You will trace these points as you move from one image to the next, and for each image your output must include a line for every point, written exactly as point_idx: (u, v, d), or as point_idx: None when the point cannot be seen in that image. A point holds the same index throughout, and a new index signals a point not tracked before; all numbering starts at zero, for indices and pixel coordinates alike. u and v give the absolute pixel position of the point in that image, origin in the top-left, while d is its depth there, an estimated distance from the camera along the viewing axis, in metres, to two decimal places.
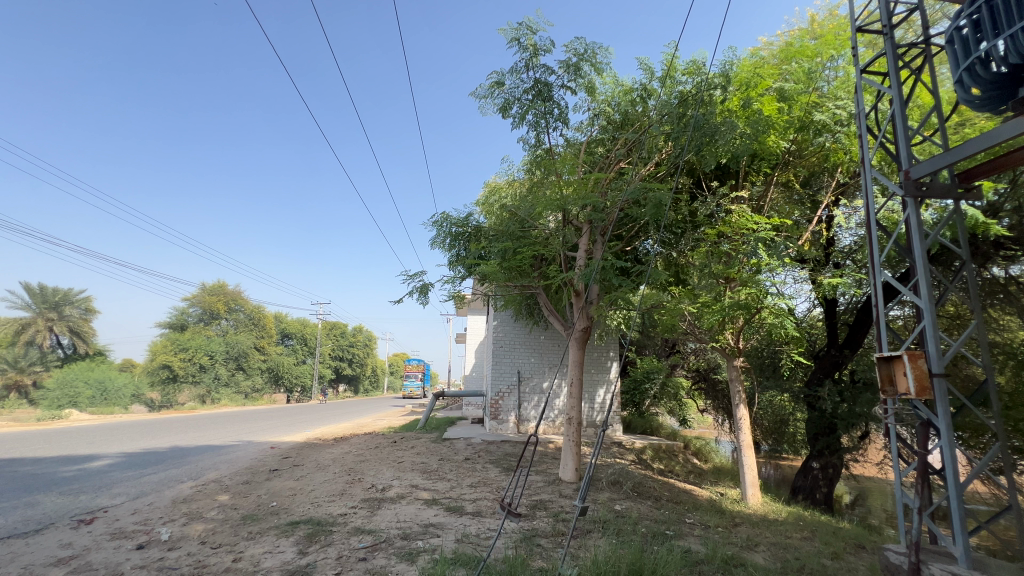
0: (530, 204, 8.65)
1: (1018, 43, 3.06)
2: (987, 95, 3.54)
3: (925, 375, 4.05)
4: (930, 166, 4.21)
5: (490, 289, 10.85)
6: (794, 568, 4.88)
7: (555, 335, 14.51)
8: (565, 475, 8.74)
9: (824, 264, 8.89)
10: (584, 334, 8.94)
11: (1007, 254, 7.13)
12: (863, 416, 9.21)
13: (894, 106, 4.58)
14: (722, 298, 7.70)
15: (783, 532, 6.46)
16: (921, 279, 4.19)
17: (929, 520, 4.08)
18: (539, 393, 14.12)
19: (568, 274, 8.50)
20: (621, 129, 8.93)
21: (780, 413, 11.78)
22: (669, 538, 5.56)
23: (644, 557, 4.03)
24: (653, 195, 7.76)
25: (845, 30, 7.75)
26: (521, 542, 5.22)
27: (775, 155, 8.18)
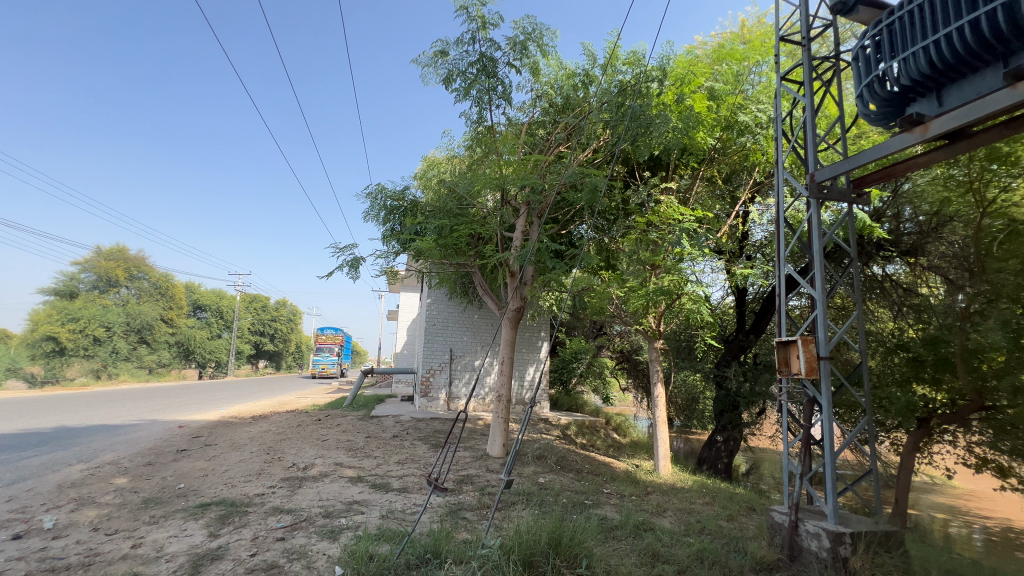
0: (470, 181, 8.58)
1: (915, 63, 3.39)
2: (882, 111, 3.92)
3: (814, 358, 4.56)
4: (830, 171, 4.64)
5: (425, 266, 10.69)
6: (695, 530, 5.39)
7: (488, 314, 14.59)
8: (493, 451, 8.94)
9: (738, 256, 9.47)
10: (517, 314, 9.11)
11: (886, 255, 8.20)
12: (762, 394, 10.28)
13: (806, 113, 5.01)
14: (647, 283, 8.14)
15: (689, 498, 7.11)
16: (817, 273, 4.68)
17: (808, 484, 4.65)
18: (471, 370, 14.21)
19: (504, 254, 8.57)
20: (562, 113, 9.06)
21: (693, 391, 12.77)
22: (588, 507, 5.92)
23: (565, 526, 4.18)
24: (590, 180, 8.02)
25: (770, 38, 8.34)
26: (446, 516, 5.30)
27: (702, 151, 8.70)
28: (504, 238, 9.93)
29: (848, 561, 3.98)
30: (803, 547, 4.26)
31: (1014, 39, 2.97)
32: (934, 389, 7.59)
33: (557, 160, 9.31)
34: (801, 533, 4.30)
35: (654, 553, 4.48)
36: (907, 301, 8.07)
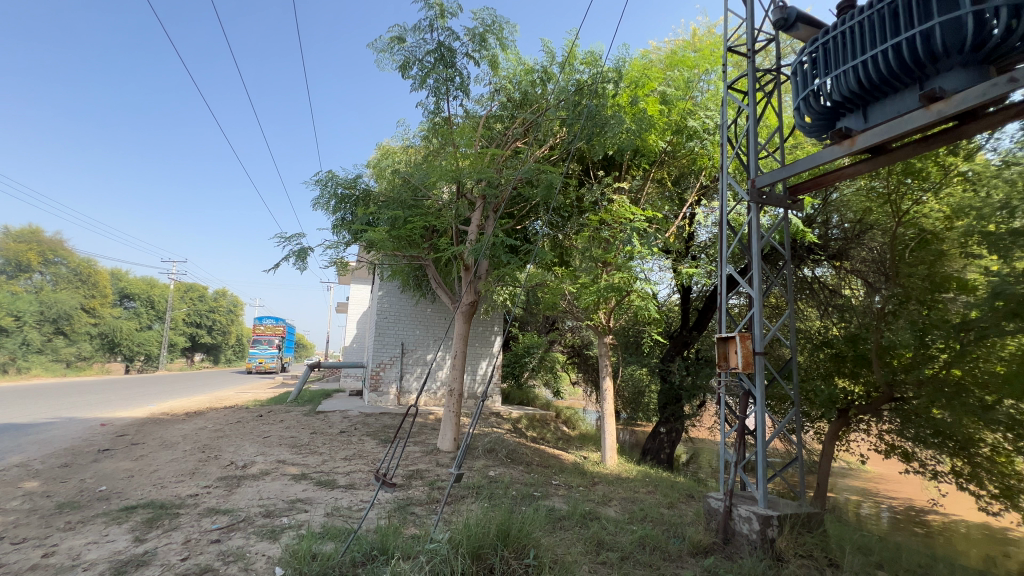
0: (425, 172, 8.44)
1: (848, 81, 3.64)
2: (816, 123, 4.20)
3: (750, 353, 4.85)
4: (770, 178, 4.94)
5: (378, 258, 10.42)
6: (638, 517, 5.62)
7: (442, 307, 14.46)
8: (443, 445, 8.89)
9: (684, 256, 9.92)
10: (471, 308, 9.11)
11: (815, 258, 8.88)
12: (702, 387, 10.73)
13: (750, 122, 5.28)
14: (599, 280, 8.34)
15: (633, 487, 7.39)
16: (755, 274, 4.97)
17: (742, 471, 4.95)
18: (423, 364, 14.04)
19: (459, 248, 8.50)
20: (520, 108, 9.08)
21: (639, 385, 13.24)
22: (537, 498, 6.01)
23: (514, 518, 4.22)
24: (546, 177, 8.12)
25: (719, 48, 8.72)
26: (394, 511, 5.22)
27: (653, 153, 9.00)
28: (459, 232, 9.85)
29: (775, 541, 4.27)
30: (736, 530, 4.53)
31: (930, 64, 3.30)
32: (852, 382, 8.28)
33: (514, 155, 9.33)
34: (734, 517, 4.57)
35: (598, 542, 4.63)
36: (832, 301, 8.75)
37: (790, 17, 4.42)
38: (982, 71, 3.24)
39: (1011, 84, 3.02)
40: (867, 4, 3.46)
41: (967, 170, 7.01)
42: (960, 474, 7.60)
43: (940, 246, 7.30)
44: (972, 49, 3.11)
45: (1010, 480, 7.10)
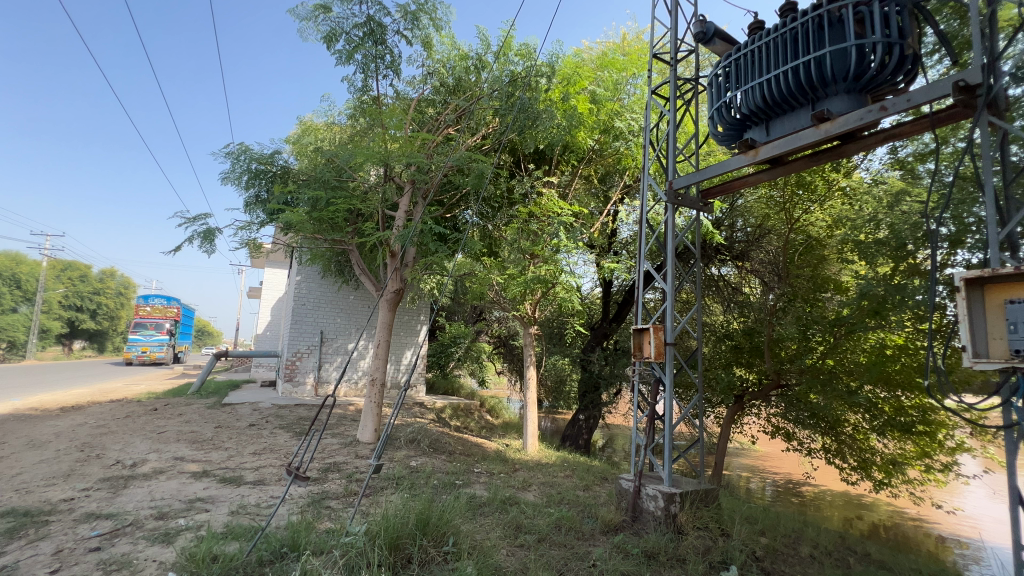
0: (350, 152, 8.02)
1: (755, 96, 4.00)
2: (727, 133, 4.55)
3: (662, 343, 5.19)
4: (686, 181, 5.30)
5: (296, 240, 9.77)
6: (555, 500, 5.85)
7: (365, 295, 13.95)
8: (363, 436, 8.62)
9: (607, 251, 10.37)
10: (397, 296, 8.86)
11: (722, 258, 9.71)
12: (619, 376, 11.41)
13: (670, 127, 5.60)
14: (526, 272, 8.47)
15: (552, 472, 7.68)
16: (670, 270, 5.30)
17: (651, 454, 5.31)
18: (343, 353, 13.47)
19: (385, 233, 8.20)
20: (452, 94, 8.94)
21: (561, 374, 13.72)
22: (458, 487, 6.04)
23: (434, 507, 4.19)
24: (477, 166, 8.09)
25: (646, 54, 9.13)
26: (307, 506, 4.98)
27: (582, 150, 9.26)
28: (385, 217, 9.51)
29: (676, 516, 4.65)
30: (643, 508, 4.86)
31: (821, 87, 3.70)
32: (747, 371, 9.18)
33: (445, 141, 9.15)
34: (643, 496, 4.89)
35: (517, 526, 4.76)
36: (734, 297, 9.64)
37: (708, 32, 4.73)
38: (860, 99, 3.70)
39: (882, 112, 3.48)
40: (775, 27, 3.83)
41: (846, 185, 7.99)
42: (828, 449, 8.78)
43: (822, 251, 8.38)
44: (853, 78, 3.55)
45: (866, 454, 8.37)
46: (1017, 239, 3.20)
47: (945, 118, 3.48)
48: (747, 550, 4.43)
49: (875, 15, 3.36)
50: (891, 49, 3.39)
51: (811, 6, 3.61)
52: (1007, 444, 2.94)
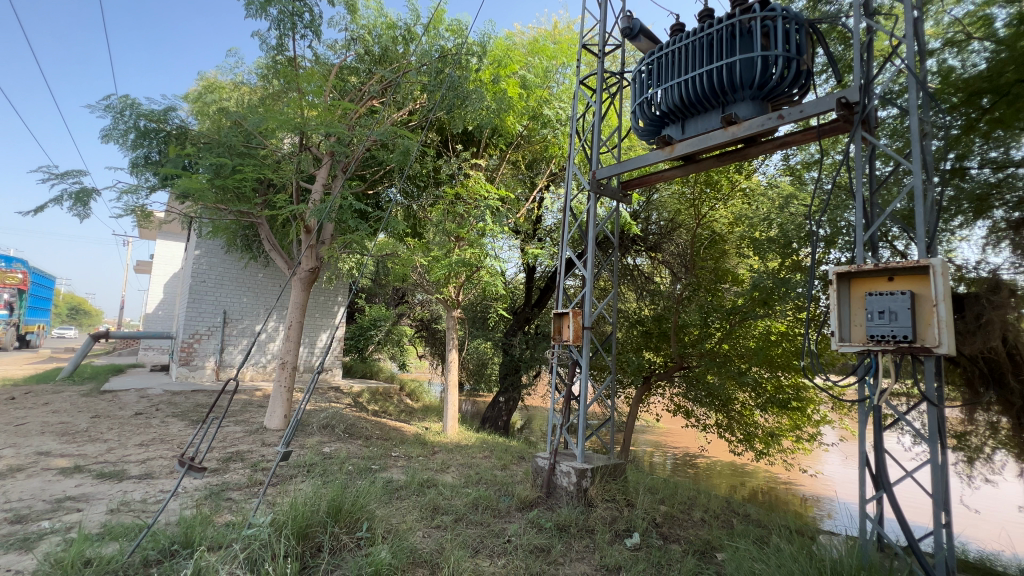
0: (260, 116, 7.31)
1: (673, 95, 4.22)
2: (647, 129, 4.75)
3: (580, 327, 5.41)
4: (608, 172, 5.50)
5: (194, 210, 8.80)
6: (473, 481, 5.92)
7: (276, 272, 13.00)
8: (271, 423, 8.09)
9: (531, 237, 10.52)
10: (312, 276, 8.35)
11: (637, 248, 10.26)
12: (538, 359, 11.73)
13: (595, 118, 5.77)
14: (451, 254, 8.33)
15: (471, 454, 7.76)
16: (590, 257, 5.49)
17: (566, 433, 5.54)
18: (249, 335, 12.47)
19: (299, 206, 7.61)
20: (378, 64, 8.48)
21: (482, 357, 13.84)
22: (374, 471, 5.90)
23: (348, 493, 4.05)
24: (402, 142, 7.79)
25: (575, 45, 9.29)
26: (204, 499, 4.59)
27: (510, 135, 9.25)
28: (300, 190, 8.87)
29: (587, 490, 4.93)
30: (557, 484, 5.09)
31: (730, 92, 3.99)
32: (655, 354, 9.86)
33: (368, 113, 8.68)
34: (557, 472, 5.12)
35: (434, 507, 4.76)
36: (646, 286, 10.28)
37: (634, 28, 4.90)
38: (762, 106, 4.05)
39: (779, 120, 3.83)
40: (693, 31, 4.05)
41: (746, 186, 8.78)
42: (720, 424, 9.72)
43: (723, 246, 9.19)
44: (757, 87, 3.87)
45: (750, 428, 9.36)
46: (876, 240, 3.68)
47: (829, 130, 3.90)
48: (648, 518, 4.80)
49: (778, 31, 3.69)
50: (789, 63, 3.74)
51: (726, 15, 3.87)
52: (859, 416, 3.39)
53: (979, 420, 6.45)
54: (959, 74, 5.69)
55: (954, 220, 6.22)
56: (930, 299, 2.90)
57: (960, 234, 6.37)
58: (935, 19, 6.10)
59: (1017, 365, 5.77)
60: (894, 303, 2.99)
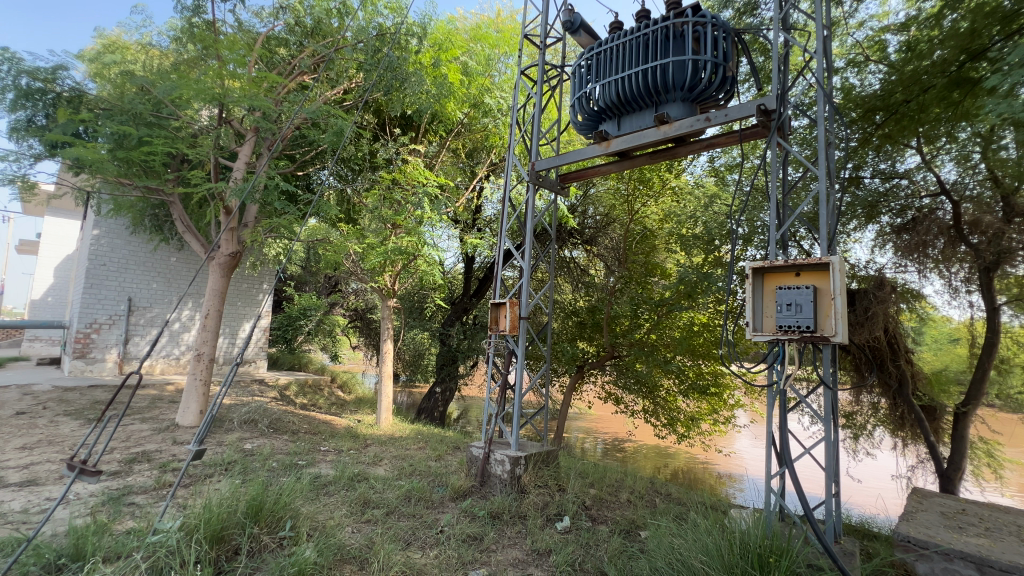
0: (172, 83, 6.63)
1: (610, 90, 4.32)
2: (586, 123, 4.81)
3: (517, 317, 5.45)
4: (547, 164, 5.54)
5: (91, 184, 7.83)
6: (406, 473, 5.82)
7: (191, 257, 11.93)
8: (184, 420, 7.45)
9: (471, 227, 10.42)
10: (233, 261, 7.74)
11: (574, 241, 10.53)
12: (476, 350, 11.69)
13: (536, 110, 5.78)
14: (387, 241, 8.06)
15: (404, 445, 7.61)
16: (528, 248, 5.51)
17: (501, 422, 5.58)
18: (159, 325, 11.36)
19: (217, 184, 6.99)
20: (310, 37, 7.95)
21: (419, 347, 13.60)
22: (301, 467, 5.62)
23: (270, 491, 3.82)
24: (335, 122, 7.38)
25: (518, 35, 9.26)
26: (102, 505, 4.14)
27: (450, 122, 9.05)
28: (219, 167, 8.18)
29: (521, 477, 5.01)
30: (491, 472, 5.13)
31: (663, 92, 4.14)
32: (589, 344, 10.19)
33: (298, 89, 8.14)
34: (491, 461, 5.16)
35: (364, 502, 4.63)
36: (582, 277, 10.57)
37: (575, 22, 4.94)
38: (692, 108, 4.24)
39: (706, 122, 4.02)
40: (632, 30, 4.18)
41: (675, 185, 9.22)
42: (647, 410, 10.26)
43: (653, 241, 9.63)
44: (688, 89, 4.05)
45: (673, 412, 9.96)
46: (786, 239, 3.99)
47: (749, 135, 4.17)
48: (578, 501, 4.96)
49: (708, 37, 3.88)
50: (716, 68, 3.95)
51: (661, 17, 4.01)
52: (768, 399, 3.69)
53: (863, 401, 7.31)
54: (859, 92, 6.32)
55: (850, 224, 6.92)
56: (829, 293, 3.21)
57: (854, 237, 7.10)
58: (841, 39, 6.69)
59: (894, 352, 6.63)
60: (800, 297, 3.28)
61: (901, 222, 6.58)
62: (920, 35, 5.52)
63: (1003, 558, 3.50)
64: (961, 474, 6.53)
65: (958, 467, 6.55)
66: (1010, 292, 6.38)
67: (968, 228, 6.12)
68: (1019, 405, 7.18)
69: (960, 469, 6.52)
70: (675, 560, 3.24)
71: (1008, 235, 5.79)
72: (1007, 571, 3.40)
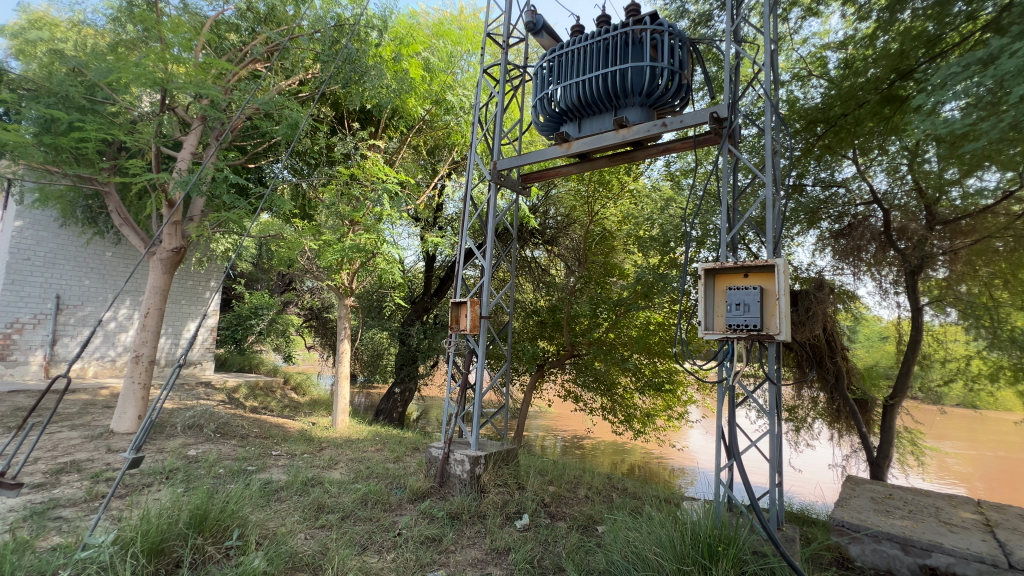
0: (108, 65, 6.18)
1: (571, 92, 4.38)
2: (548, 124, 4.84)
3: (478, 316, 5.44)
4: (509, 163, 5.54)
5: (12, 170, 7.18)
6: (363, 475, 5.68)
7: (129, 252, 11.18)
8: (119, 426, 6.96)
9: (432, 225, 10.31)
10: (177, 257, 7.29)
11: (535, 241, 10.59)
12: (436, 350, 11.55)
13: (498, 109, 5.77)
14: (344, 239, 7.84)
15: (361, 448, 7.43)
16: (489, 247, 5.47)
17: (461, 422, 5.55)
18: (92, 325, 10.58)
19: (158, 175, 6.57)
20: (263, 24, 7.62)
21: (378, 347, 13.30)
22: (251, 473, 5.38)
23: (216, 498, 3.63)
24: (290, 114, 7.10)
25: (480, 34, 9.25)
26: (25, 520, 3.82)
27: (411, 118, 8.91)
28: (161, 157, 7.70)
29: (480, 477, 5.00)
30: (450, 473, 5.09)
31: (622, 97, 4.24)
32: (549, 343, 10.30)
33: (249, 77, 7.78)
34: (451, 461, 5.12)
35: (318, 506, 4.48)
36: (543, 277, 10.68)
37: (537, 24, 4.97)
38: (649, 114, 4.36)
39: (663, 127, 4.14)
40: (593, 34, 4.25)
41: (633, 188, 9.45)
42: (605, 408, 10.48)
43: (612, 241, 9.85)
44: (646, 94, 4.17)
45: (630, 409, 10.22)
46: (735, 241, 4.14)
47: (703, 140, 4.32)
48: (537, 498, 5.01)
49: (665, 44, 4.02)
50: (673, 75, 4.09)
51: (620, 23, 4.11)
52: (718, 395, 3.84)
53: (804, 396, 7.78)
54: (802, 105, 6.71)
55: (794, 228, 7.32)
56: (775, 293, 3.39)
57: (796, 241, 7.52)
58: (786, 54, 7.06)
59: (832, 349, 7.06)
60: (748, 297, 3.44)
61: (839, 227, 7.02)
62: (856, 53, 5.93)
63: (923, 537, 3.82)
64: (888, 462, 7.05)
65: (886, 455, 7.07)
66: (931, 293, 6.97)
67: (897, 234, 6.57)
68: (938, 397, 7.81)
69: (888, 457, 7.03)
70: (631, 553, 3.33)
71: (929, 241, 6.32)
72: (927, 549, 3.72)
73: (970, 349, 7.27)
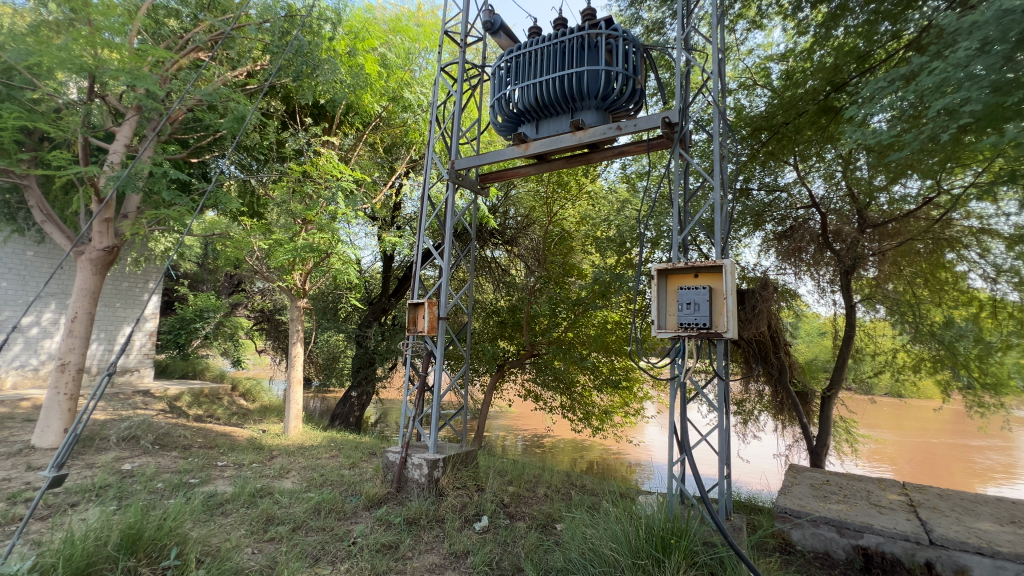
0: (27, 47, 5.64)
1: (529, 93, 4.39)
2: (506, 124, 4.84)
3: (435, 317, 5.36)
4: (467, 163, 5.50)
5: None
6: (316, 484, 5.47)
7: (55, 251, 10.31)
8: (41, 441, 6.38)
9: (390, 225, 10.09)
10: (109, 256, 6.77)
11: (495, 241, 10.56)
12: (395, 352, 11.30)
13: (456, 108, 5.69)
14: (296, 238, 7.53)
15: (315, 455, 7.16)
16: (447, 247, 5.39)
17: (419, 425, 5.45)
18: (10, 330, 9.65)
19: (86, 168, 6.07)
20: (206, 11, 7.20)
21: (334, 350, 12.88)
22: (193, 486, 5.07)
23: (152, 515, 3.38)
24: (236, 107, 6.74)
25: (439, 32, 9.13)
26: None
27: (367, 115, 8.68)
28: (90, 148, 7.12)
29: (438, 480, 4.94)
30: (408, 477, 4.98)
31: (578, 99, 4.30)
32: (509, 343, 10.32)
33: (190, 67, 7.33)
34: (408, 466, 5.01)
35: (267, 518, 4.28)
36: (503, 278, 10.67)
37: (495, 24, 4.96)
38: (605, 117, 4.44)
39: (618, 130, 4.22)
40: (550, 36, 4.29)
41: (591, 189, 9.60)
42: (564, 406, 10.61)
43: (571, 242, 9.98)
44: (601, 98, 4.25)
45: (588, 407, 10.40)
46: (687, 242, 4.27)
47: (656, 144, 4.45)
48: (496, 500, 4.99)
49: (619, 49, 4.11)
50: (626, 80, 4.19)
51: (576, 27, 4.17)
52: (671, 391, 3.95)
53: (751, 389, 8.18)
54: (748, 112, 7.03)
55: (741, 230, 7.67)
56: (723, 292, 3.53)
57: (744, 242, 7.88)
58: (734, 64, 7.39)
59: (776, 345, 7.44)
60: (698, 296, 3.57)
61: (782, 229, 7.42)
62: (795, 66, 6.28)
63: (857, 520, 4.09)
64: (826, 450, 7.50)
65: (824, 443, 7.52)
66: (863, 292, 7.46)
67: (833, 236, 6.99)
68: (870, 387, 8.41)
69: (826, 445, 7.47)
70: (588, 550, 3.36)
71: (861, 242, 6.75)
72: (861, 530, 3.99)
73: (896, 342, 7.83)
